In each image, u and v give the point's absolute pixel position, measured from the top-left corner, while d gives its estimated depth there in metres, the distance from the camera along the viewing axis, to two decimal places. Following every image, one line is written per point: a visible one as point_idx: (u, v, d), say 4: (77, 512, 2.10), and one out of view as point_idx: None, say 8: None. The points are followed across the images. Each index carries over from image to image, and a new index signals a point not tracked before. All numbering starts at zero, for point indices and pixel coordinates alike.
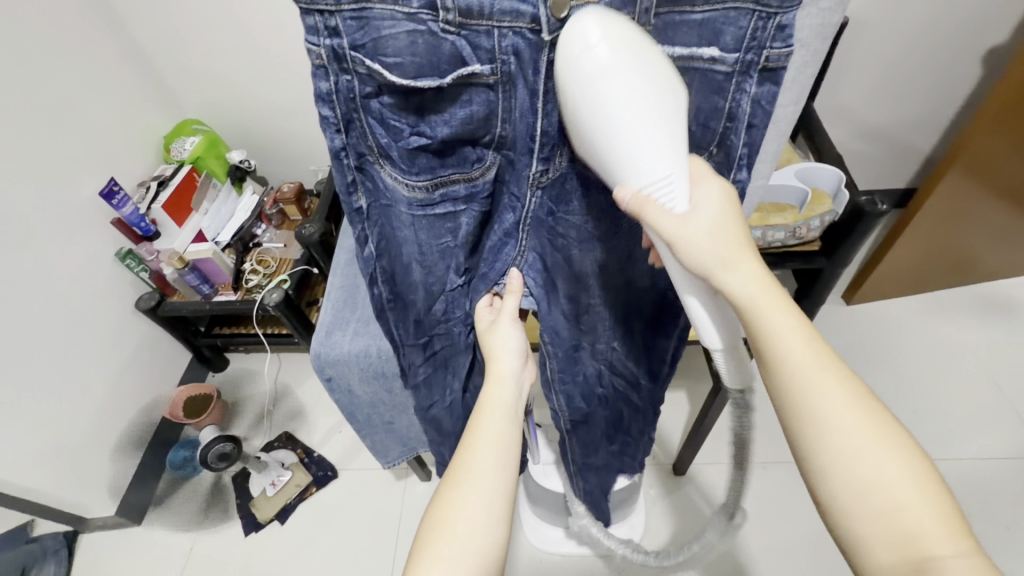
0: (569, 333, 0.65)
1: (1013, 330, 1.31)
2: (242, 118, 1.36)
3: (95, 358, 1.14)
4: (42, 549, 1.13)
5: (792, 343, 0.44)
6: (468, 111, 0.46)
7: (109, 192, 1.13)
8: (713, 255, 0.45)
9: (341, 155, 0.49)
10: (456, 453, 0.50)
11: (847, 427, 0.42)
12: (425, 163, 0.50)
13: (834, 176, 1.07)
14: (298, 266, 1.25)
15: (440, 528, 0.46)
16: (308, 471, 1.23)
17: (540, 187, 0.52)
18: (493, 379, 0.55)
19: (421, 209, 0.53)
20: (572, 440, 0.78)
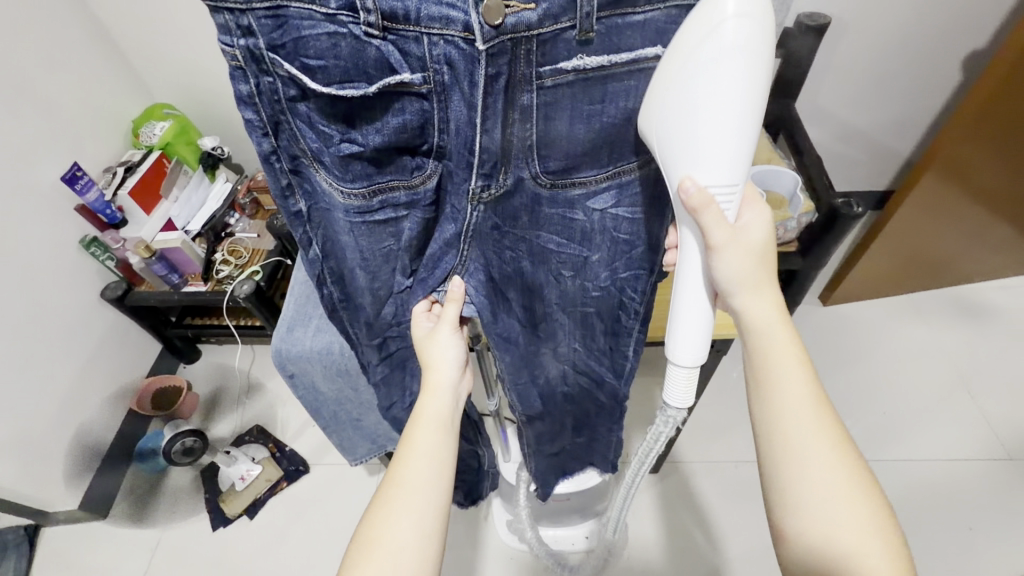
0: (526, 340, 0.64)
1: (982, 332, 1.33)
2: (215, 103, 1.32)
3: (56, 349, 1.11)
4: (1, 544, 1.10)
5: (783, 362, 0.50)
6: (402, 120, 0.43)
7: (73, 175, 1.10)
8: (739, 274, 0.50)
9: (271, 159, 0.45)
10: (389, 469, 0.49)
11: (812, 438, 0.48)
12: (360, 170, 0.46)
13: (792, 180, 1.05)
14: (271, 257, 1.22)
15: (374, 546, 0.45)
16: (279, 465, 1.21)
17: (482, 203, 0.49)
18: (426, 389, 0.54)
19: (358, 217, 0.49)
20: (528, 431, 0.77)
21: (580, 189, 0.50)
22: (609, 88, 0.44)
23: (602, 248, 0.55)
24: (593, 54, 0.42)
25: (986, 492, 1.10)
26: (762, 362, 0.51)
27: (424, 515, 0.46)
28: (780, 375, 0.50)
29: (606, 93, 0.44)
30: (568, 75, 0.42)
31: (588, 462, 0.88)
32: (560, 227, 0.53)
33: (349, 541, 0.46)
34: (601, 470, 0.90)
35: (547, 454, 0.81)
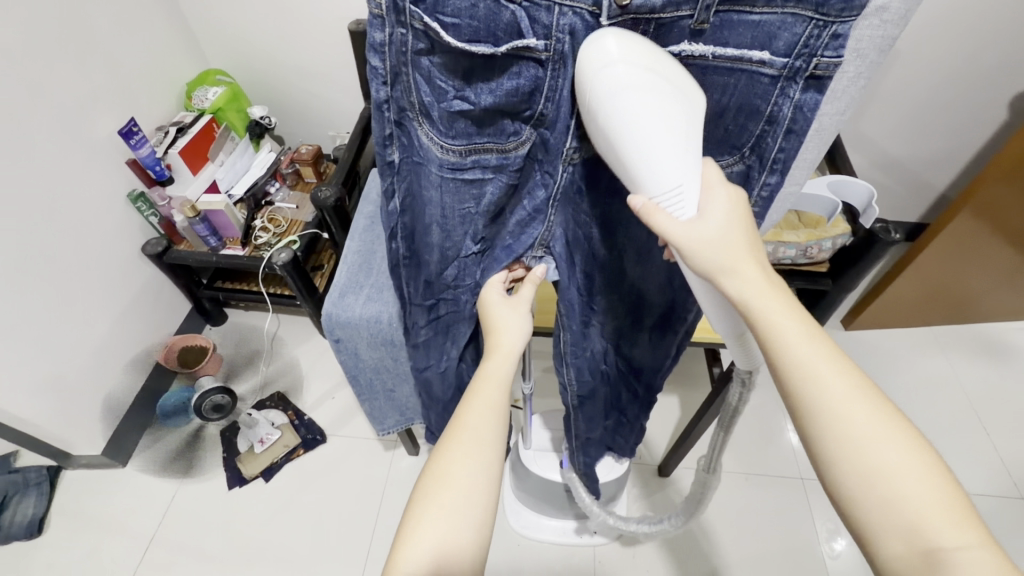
0: (581, 308, 0.65)
1: (1001, 372, 1.33)
2: (266, 75, 1.35)
3: (96, 297, 1.14)
4: (24, 480, 1.14)
5: (801, 340, 0.43)
6: (515, 84, 0.45)
7: (128, 130, 1.13)
8: (720, 258, 0.44)
9: (383, 107, 0.49)
10: (457, 413, 0.50)
11: (860, 430, 0.41)
12: (463, 129, 0.49)
13: (866, 193, 0.99)
14: (308, 229, 1.26)
15: (439, 485, 0.46)
16: (297, 433, 1.23)
17: (572, 164, 0.51)
18: (499, 352, 0.55)
19: (451, 172, 0.52)
20: (578, 414, 0.77)
21: None
22: (708, 78, 0.45)
23: None
24: (701, 44, 0.43)
25: (996, 530, 1.10)
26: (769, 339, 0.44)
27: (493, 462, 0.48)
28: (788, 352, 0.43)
29: (704, 82, 0.46)
30: (674, 59, 0.45)
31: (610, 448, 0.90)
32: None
33: (417, 477, 0.48)
34: (619, 457, 0.93)
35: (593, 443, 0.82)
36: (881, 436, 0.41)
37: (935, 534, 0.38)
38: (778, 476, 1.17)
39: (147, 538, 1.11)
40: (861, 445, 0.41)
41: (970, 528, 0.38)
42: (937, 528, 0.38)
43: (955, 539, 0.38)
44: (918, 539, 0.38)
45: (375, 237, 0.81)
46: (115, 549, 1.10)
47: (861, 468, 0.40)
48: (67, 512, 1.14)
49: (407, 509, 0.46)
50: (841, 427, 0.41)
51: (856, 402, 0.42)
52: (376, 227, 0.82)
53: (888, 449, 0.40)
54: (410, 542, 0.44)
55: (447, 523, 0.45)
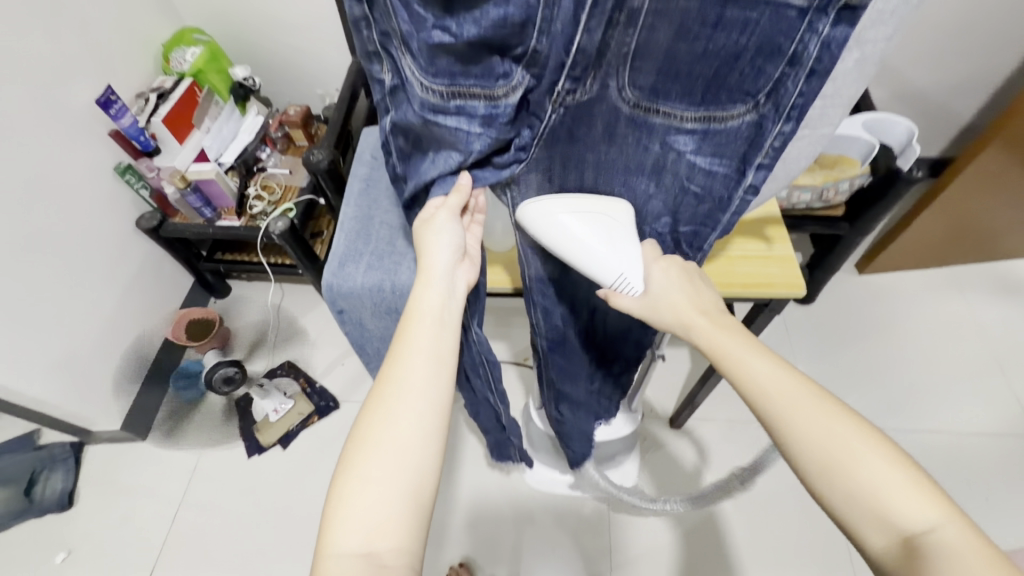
0: (564, 253, 0.62)
1: (1018, 310, 1.30)
2: (246, 30, 1.27)
3: (97, 275, 1.12)
4: (51, 456, 1.18)
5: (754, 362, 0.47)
6: (503, 13, 0.38)
7: (106, 100, 1.05)
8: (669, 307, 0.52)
9: (361, 24, 0.46)
10: (383, 368, 0.49)
11: (822, 428, 0.43)
12: (445, 67, 0.42)
13: (906, 131, 0.97)
14: (304, 195, 1.22)
15: (358, 450, 0.45)
16: (310, 401, 1.25)
17: (564, 105, 0.45)
18: (423, 276, 0.54)
19: (431, 117, 0.45)
20: (552, 360, 0.73)
21: (662, 121, 0.46)
22: (727, 13, 0.38)
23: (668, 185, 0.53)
24: None
25: (1006, 467, 1.11)
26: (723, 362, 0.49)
27: (417, 416, 0.47)
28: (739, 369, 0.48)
29: (722, 18, 0.38)
30: None
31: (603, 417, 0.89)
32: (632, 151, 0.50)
33: (345, 439, 0.46)
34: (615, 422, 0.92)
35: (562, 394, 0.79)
36: (842, 434, 0.43)
37: (905, 521, 0.39)
38: None
39: (174, 506, 1.14)
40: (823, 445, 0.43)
41: (944, 510, 0.39)
42: (906, 512, 0.39)
43: (925, 521, 0.38)
44: (891, 528, 0.39)
45: (371, 202, 0.77)
46: (145, 517, 1.13)
47: (828, 462, 0.42)
48: (95, 485, 1.17)
49: (331, 480, 0.45)
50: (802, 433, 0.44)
51: (814, 404, 0.44)
52: (372, 191, 0.78)
53: (851, 444, 0.42)
54: (336, 515, 0.43)
55: (367, 487, 0.44)
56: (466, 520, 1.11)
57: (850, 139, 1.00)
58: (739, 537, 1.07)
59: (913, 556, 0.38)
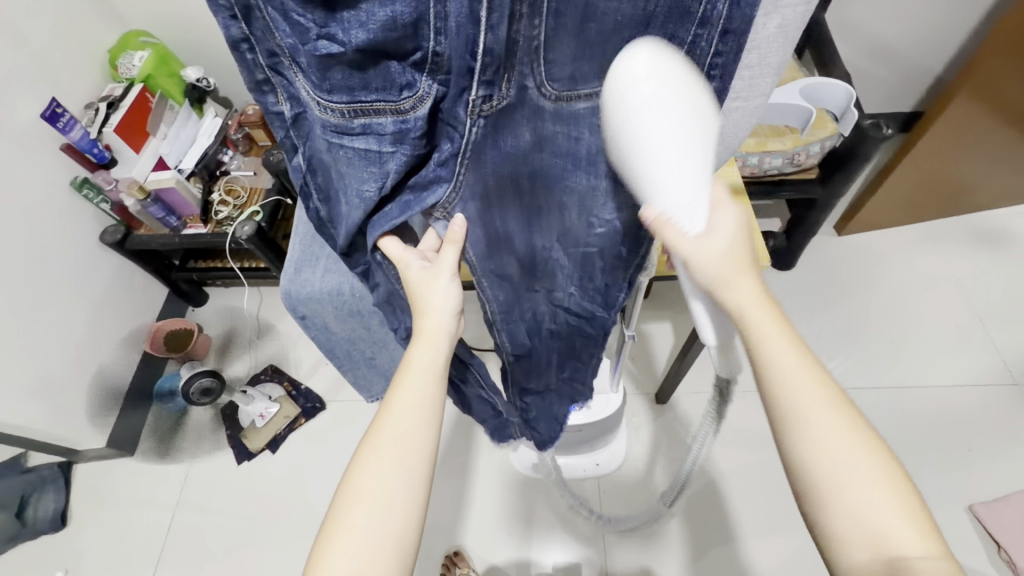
0: (521, 276, 0.60)
1: (999, 261, 1.30)
2: (194, 29, 1.22)
3: (63, 295, 1.10)
4: (40, 478, 1.16)
5: (789, 365, 0.45)
6: (391, 13, 0.36)
7: (52, 113, 1.03)
8: (718, 272, 0.45)
9: (243, 46, 0.40)
10: (376, 422, 0.50)
11: (836, 448, 0.43)
12: (340, 80, 0.39)
13: (845, 94, 0.97)
14: (270, 197, 1.18)
15: (350, 504, 0.47)
16: (296, 403, 1.24)
17: (482, 116, 0.43)
18: (422, 336, 0.54)
19: (337, 137, 0.43)
20: (515, 369, 0.73)
21: (589, 105, 0.44)
22: None
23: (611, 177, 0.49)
24: None
25: (988, 418, 1.12)
26: (756, 347, 0.45)
27: (408, 474, 0.48)
28: (773, 364, 0.45)
29: None
30: None
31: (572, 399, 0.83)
32: (566, 150, 0.47)
33: (333, 494, 0.48)
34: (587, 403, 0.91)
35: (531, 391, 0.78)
36: (852, 457, 0.42)
37: (900, 544, 0.40)
38: None
39: (169, 516, 1.15)
40: (838, 467, 0.42)
41: (931, 538, 0.41)
42: (901, 538, 0.40)
43: (915, 548, 0.40)
44: (883, 548, 0.40)
45: None
46: (142, 530, 1.14)
47: (831, 474, 0.42)
48: (87, 503, 1.17)
49: (322, 525, 0.47)
50: (820, 449, 0.43)
51: (829, 421, 0.43)
52: None
53: (862, 467, 0.42)
54: (321, 568, 0.44)
55: (358, 539, 0.45)
56: (459, 509, 1.13)
57: (787, 105, 0.97)
58: (727, 505, 1.09)
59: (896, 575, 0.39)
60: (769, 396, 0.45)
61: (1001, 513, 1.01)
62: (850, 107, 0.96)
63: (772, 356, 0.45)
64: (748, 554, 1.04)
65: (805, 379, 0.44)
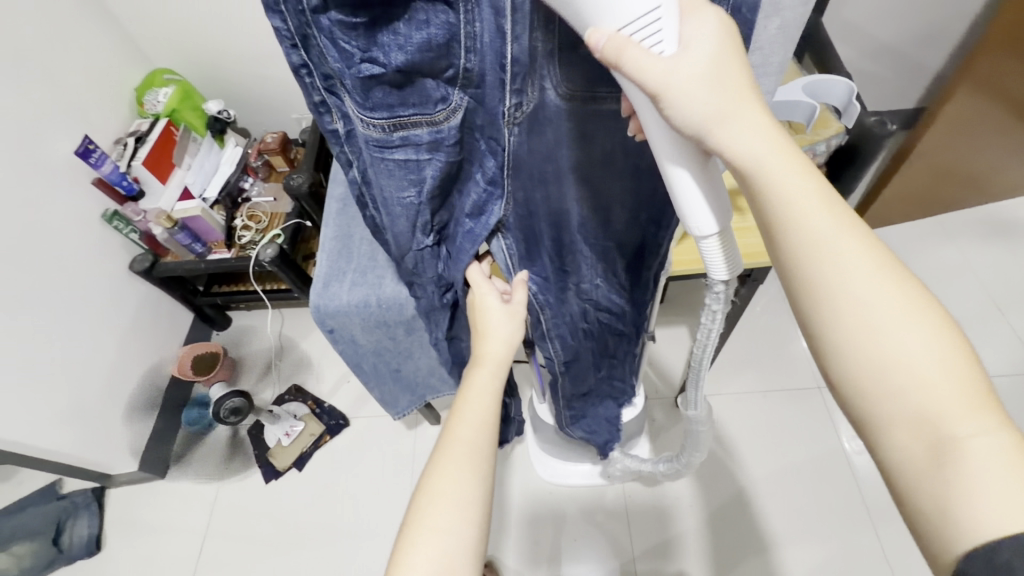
0: (555, 276, 0.66)
1: (1014, 250, 1.30)
2: (215, 66, 1.29)
3: (96, 322, 1.14)
4: (72, 504, 1.19)
5: (817, 219, 0.36)
6: (425, 36, 0.38)
7: (85, 149, 1.09)
8: (712, 107, 0.36)
9: (302, 73, 0.41)
10: (446, 434, 0.52)
11: (870, 309, 0.35)
12: (381, 98, 0.42)
13: None
14: (290, 220, 1.22)
15: (428, 502, 0.48)
16: (321, 421, 1.26)
17: (517, 124, 0.46)
18: (480, 359, 0.59)
19: (379, 151, 0.46)
20: (563, 376, 0.81)
21: (606, 106, 0.46)
22: None
23: (623, 174, 0.54)
24: None
25: (1018, 408, 1.10)
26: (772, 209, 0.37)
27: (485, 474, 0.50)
28: (801, 217, 0.37)
29: None
30: None
31: (607, 404, 0.92)
32: (582, 146, 0.50)
33: (410, 499, 0.49)
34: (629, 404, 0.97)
35: (579, 396, 0.86)
36: (901, 320, 0.35)
37: (946, 420, 0.33)
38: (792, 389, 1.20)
39: (200, 537, 1.16)
40: (871, 333, 0.35)
41: (994, 414, 0.33)
42: (945, 411, 0.33)
43: (969, 425, 0.32)
44: (927, 425, 0.33)
45: (351, 219, 0.80)
46: (173, 552, 1.16)
47: (873, 345, 0.35)
48: (120, 527, 1.19)
49: (404, 521, 0.47)
50: (846, 312, 0.36)
51: (873, 273, 0.36)
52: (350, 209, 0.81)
53: (905, 334, 0.34)
54: (405, 560, 0.44)
55: (443, 539, 0.46)
56: None
57: None
58: (752, 507, 1.09)
59: (941, 457, 0.32)
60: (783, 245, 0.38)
61: None
62: (853, 99, 1.01)
63: (790, 202, 0.37)
64: (780, 557, 1.03)
65: (831, 228, 0.36)
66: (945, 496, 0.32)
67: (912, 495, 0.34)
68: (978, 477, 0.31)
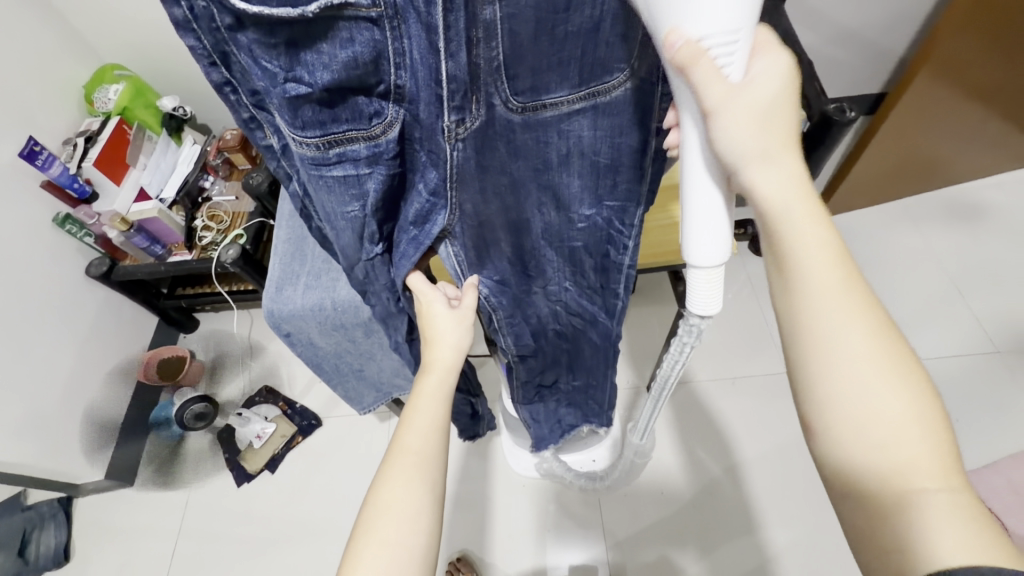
0: (518, 281, 0.66)
1: (973, 233, 1.33)
2: (169, 60, 1.24)
3: (54, 331, 1.11)
4: (39, 515, 1.16)
5: (823, 274, 0.39)
6: (351, 54, 0.37)
7: (30, 151, 1.04)
8: (751, 147, 0.39)
9: (227, 89, 0.39)
10: (392, 446, 0.53)
11: (860, 363, 0.38)
12: (312, 116, 0.39)
13: None
14: (253, 219, 1.19)
15: (373, 515, 0.48)
16: (292, 422, 1.25)
17: (461, 141, 0.44)
18: (429, 367, 0.58)
19: (315, 168, 0.43)
20: (520, 367, 0.80)
21: (552, 114, 0.47)
22: None
23: (582, 174, 0.54)
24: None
25: (974, 388, 1.14)
26: (784, 259, 0.41)
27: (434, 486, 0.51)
28: (803, 268, 0.40)
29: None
30: None
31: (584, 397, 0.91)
32: (533, 153, 0.50)
33: (359, 509, 0.49)
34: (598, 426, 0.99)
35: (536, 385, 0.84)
36: (886, 377, 0.37)
37: (917, 476, 0.35)
38: (761, 375, 1.22)
39: (172, 543, 1.15)
40: (862, 386, 0.38)
41: (955, 478, 0.36)
42: (916, 468, 0.36)
43: (938, 483, 0.35)
44: (896, 477, 0.36)
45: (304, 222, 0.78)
46: (144, 559, 1.14)
47: (856, 393, 0.38)
48: (88, 537, 1.17)
49: (349, 540, 0.48)
50: (839, 362, 0.38)
51: (868, 336, 0.38)
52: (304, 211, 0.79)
53: (892, 394, 0.37)
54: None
55: (390, 552, 0.46)
56: (461, 516, 1.14)
57: None
58: (722, 491, 1.11)
59: (903, 506, 0.35)
60: (787, 295, 0.41)
61: None
62: None
63: (806, 264, 0.40)
64: (750, 539, 1.06)
65: (840, 289, 0.39)
66: (909, 538, 0.34)
67: (871, 532, 0.37)
68: (937, 530, 0.34)
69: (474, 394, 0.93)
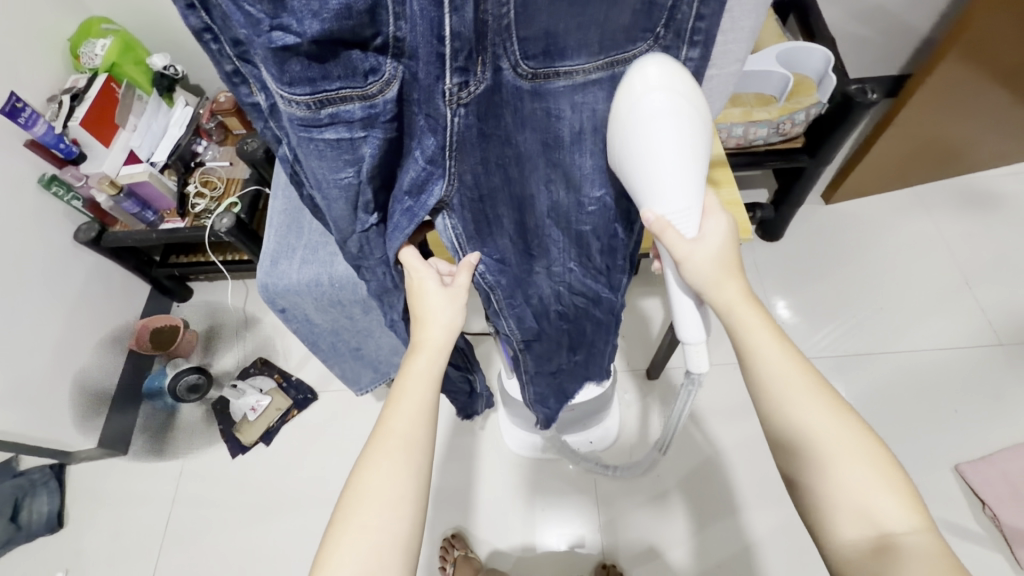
0: (519, 262, 0.63)
1: (986, 223, 1.30)
2: (159, 15, 1.18)
3: (41, 296, 1.08)
4: (30, 481, 1.15)
5: (781, 372, 0.49)
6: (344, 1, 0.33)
7: (12, 108, 0.98)
8: (710, 278, 0.50)
9: (207, 37, 0.37)
10: (377, 427, 0.50)
11: (827, 437, 0.47)
12: (300, 71, 0.36)
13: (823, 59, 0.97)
14: (249, 186, 1.15)
15: (358, 499, 0.47)
16: (287, 395, 1.24)
17: (462, 105, 0.41)
18: (418, 347, 0.56)
19: (305, 130, 0.40)
20: (527, 355, 0.79)
21: (565, 83, 0.43)
22: None
23: (595, 153, 0.50)
24: None
25: (977, 381, 1.13)
26: (749, 355, 0.50)
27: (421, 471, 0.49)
28: (765, 364, 0.49)
29: None
30: None
31: (586, 377, 0.90)
32: (542, 126, 0.46)
33: (339, 494, 0.48)
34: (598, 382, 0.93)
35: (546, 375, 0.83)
36: (843, 445, 0.46)
37: (888, 524, 0.44)
38: None
39: (166, 512, 1.15)
40: (831, 456, 0.46)
41: (916, 515, 0.45)
42: (885, 517, 0.44)
43: (902, 523, 0.44)
44: (871, 528, 0.44)
45: None
46: (138, 527, 1.14)
47: (821, 458, 0.47)
48: (81, 504, 1.17)
49: (333, 517, 0.47)
50: (814, 440, 0.47)
51: (826, 413, 0.48)
52: None
53: (858, 467, 0.46)
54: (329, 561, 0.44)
55: (372, 535, 0.45)
56: (455, 492, 1.14)
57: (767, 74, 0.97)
58: (717, 476, 1.11)
59: (880, 554, 0.43)
60: (760, 390, 0.50)
61: (985, 471, 1.03)
62: (828, 71, 0.96)
63: (767, 364, 0.50)
64: (743, 523, 1.06)
65: (800, 378, 0.49)
66: None
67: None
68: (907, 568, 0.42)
69: (472, 371, 0.91)
